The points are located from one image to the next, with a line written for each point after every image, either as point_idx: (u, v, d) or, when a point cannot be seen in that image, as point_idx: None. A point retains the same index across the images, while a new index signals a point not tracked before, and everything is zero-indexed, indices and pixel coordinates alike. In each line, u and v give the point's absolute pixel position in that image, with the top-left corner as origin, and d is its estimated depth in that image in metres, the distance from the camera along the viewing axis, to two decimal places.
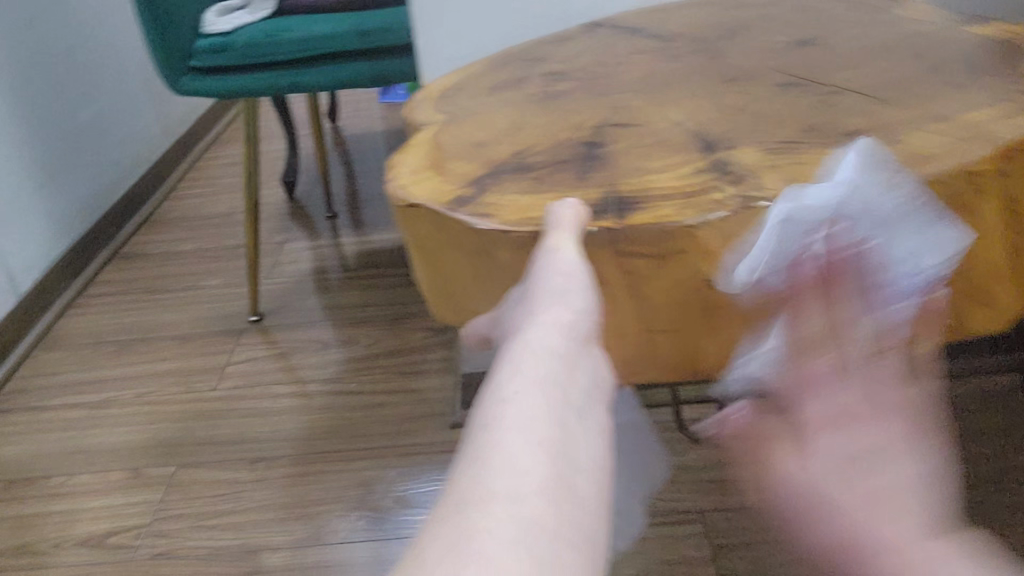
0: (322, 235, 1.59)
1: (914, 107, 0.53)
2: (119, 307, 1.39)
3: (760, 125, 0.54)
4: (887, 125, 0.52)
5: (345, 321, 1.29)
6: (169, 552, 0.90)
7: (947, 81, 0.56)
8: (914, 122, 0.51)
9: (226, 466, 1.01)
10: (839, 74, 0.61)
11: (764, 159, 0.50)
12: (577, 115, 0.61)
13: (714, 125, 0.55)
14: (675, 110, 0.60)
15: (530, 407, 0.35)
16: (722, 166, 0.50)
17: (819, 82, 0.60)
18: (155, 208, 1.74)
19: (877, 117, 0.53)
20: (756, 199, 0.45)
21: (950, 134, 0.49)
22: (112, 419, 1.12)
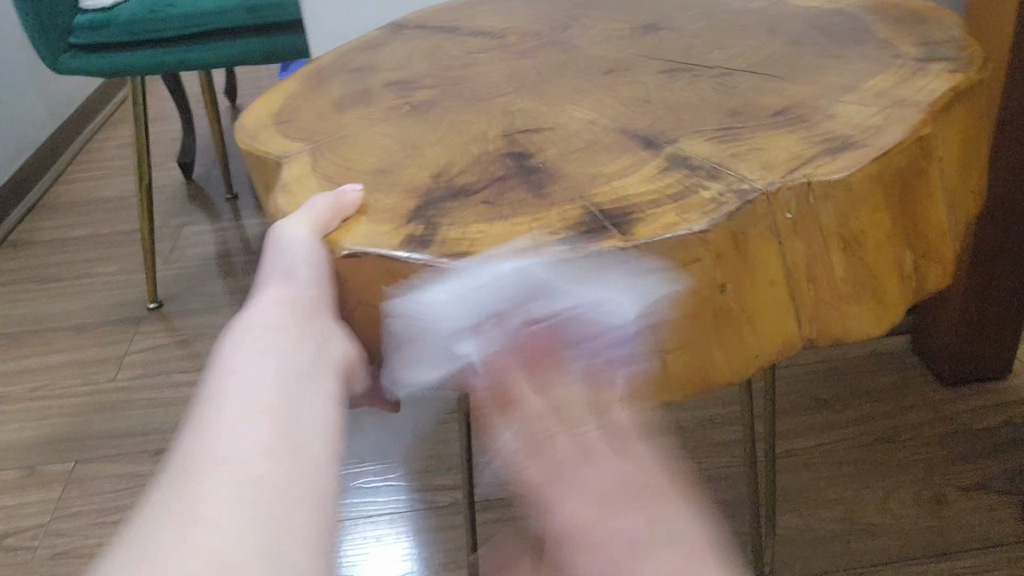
0: (222, 216, 1.55)
1: (791, 67, 0.54)
2: (5, 299, 1.32)
3: (644, 85, 0.54)
4: (763, 81, 0.52)
5: (249, 304, 1.27)
6: (68, 552, 0.87)
7: (822, 43, 0.57)
8: (791, 79, 0.52)
9: (122, 461, 0.98)
10: (720, 36, 0.61)
11: (646, 114, 0.49)
12: (459, 72, 0.60)
13: (597, 85, 0.55)
14: (559, 67, 0.59)
15: (217, 494, 0.33)
16: (604, 121, 0.49)
17: (701, 44, 0.60)
18: (42, 193, 1.66)
19: (755, 76, 0.53)
20: (641, 155, 0.44)
21: (822, 88, 0.50)
22: (0, 418, 1.07)
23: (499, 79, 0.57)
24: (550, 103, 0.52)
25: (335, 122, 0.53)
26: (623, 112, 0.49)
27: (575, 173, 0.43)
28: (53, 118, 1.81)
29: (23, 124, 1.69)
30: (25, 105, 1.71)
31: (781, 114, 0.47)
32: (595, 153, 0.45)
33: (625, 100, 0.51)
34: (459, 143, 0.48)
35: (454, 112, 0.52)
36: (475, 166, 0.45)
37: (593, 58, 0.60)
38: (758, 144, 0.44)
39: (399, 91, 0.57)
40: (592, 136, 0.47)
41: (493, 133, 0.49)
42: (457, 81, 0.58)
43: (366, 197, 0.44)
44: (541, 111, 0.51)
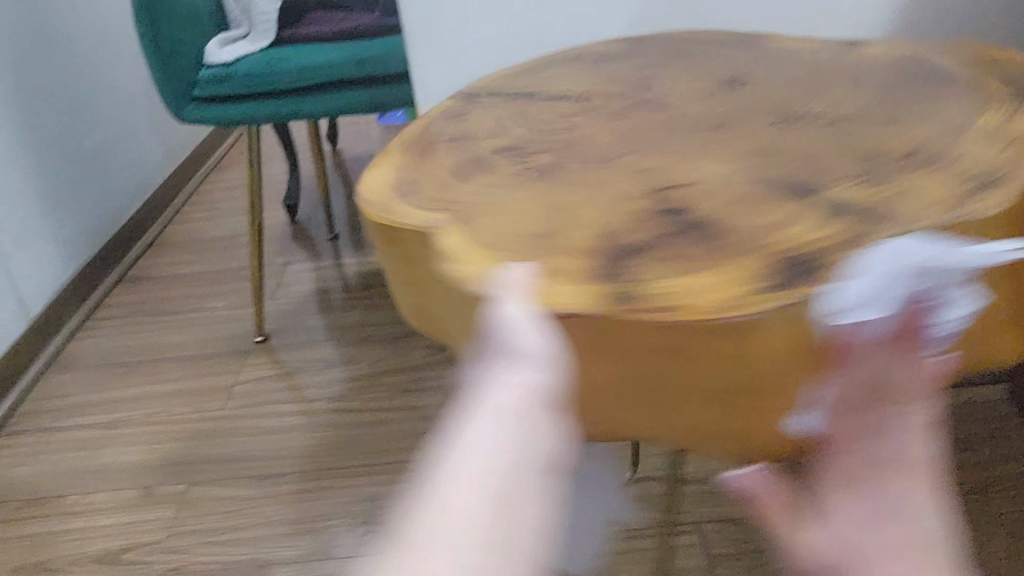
0: (323, 255, 1.63)
1: (873, 120, 0.56)
2: (126, 330, 1.42)
3: (730, 139, 0.57)
4: (846, 136, 0.55)
5: (348, 340, 1.33)
6: (179, 568, 0.93)
7: (908, 96, 0.59)
8: (872, 133, 0.54)
9: (229, 484, 1.04)
10: (804, 89, 0.64)
11: (732, 169, 0.52)
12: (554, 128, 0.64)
13: (685, 139, 0.58)
14: (649, 123, 0.62)
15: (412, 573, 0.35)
16: (692, 177, 0.52)
17: (786, 98, 0.63)
18: (159, 232, 1.78)
19: (838, 130, 0.56)
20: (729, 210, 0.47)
21: (903, 142, 0.52)
22: (120, 440, 1.15)
23: (593, 135, 0.61)
24: (643, 157, 0.56)
25: (443, 175, 0.58)
26: (714, 168, 0.52)
27: (670, 226, 0.46)
28: (171, 162, 1.94)
29: (144, 167, 1.82)
30: (147, 151, 1.84)
31: (867, 170, 0.49)
32: (686, 208, 0.48)
33: (716, 155, 0.54)
34: (556, 195, 0.52)
35: (552, 167, 0.56)
36: (576, 222, 0.49)
37: (682, 112, 0.63)
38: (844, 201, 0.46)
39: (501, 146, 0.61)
40: (681, 191, 0.50)
41: (591, 187, 0.52)
42: (553, 135, 0.62)
43: (473, 246, 0.48)
44: (636, 166, 0.55)
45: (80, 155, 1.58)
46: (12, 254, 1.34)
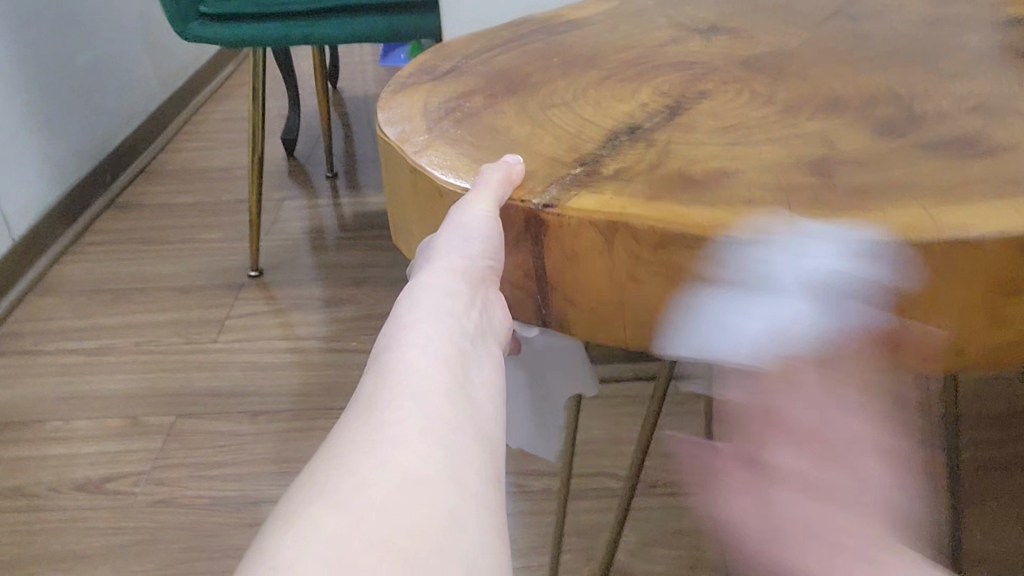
0: (319, 194, 1.58)
1: (945, 53, 0.53)
2: (114, 257, 1.37)
3: (793, 60, 0.53)
4: (920, 64, 0.51)
5: (345, 281, 1.28)
6: (167, 501, 0.89)
7: (988, 40, 0.55)
8: (950, 65, 0.50)
9: (216, 420, 1.00)
10: (865, 22, 0.60)
11: (804, 86, 0.48)
12: (599, 36, 0.60)
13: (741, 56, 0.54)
14: (701, 37, 0.58)
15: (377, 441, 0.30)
16: (762, 85, 0.48)
17: (847, 28, 0.59)
18: (150, 159, 1.72)
19: (912, 60, 0.52)
20: (807, 123, 0.43)
21: (984, 73, 0.48)
22: (108, 367, 1.11)
23: (646, 49, 0.56)
24: (704, 74, 0.51)
25: (479, 72, 0.53)
26: (787, 89, 0.48)
27: (750, 139, 0.41)
28: (165, 88, 1.87)
29: (138, 91, 1.75)
30: (140, 74, 1.77)
31: (961, 103, 0.45)
32: (768, 125, 0.43)
33: (788, 77, 0.50)
34: (607, 97, 0.48)
35: (597, 73, 0.52)
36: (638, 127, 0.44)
37: (735, 31, 0.59)
38: (936, 131, 0.42)
39: (545, 56, 0.56)
40: (748, 102, 0.46)
41: (649, 100, 0.47)
42: (599, 44, 0.58)
43: (524, 141, 0.43)
44: (698, 82, 0.50)
45: (72, 72, 1.52)
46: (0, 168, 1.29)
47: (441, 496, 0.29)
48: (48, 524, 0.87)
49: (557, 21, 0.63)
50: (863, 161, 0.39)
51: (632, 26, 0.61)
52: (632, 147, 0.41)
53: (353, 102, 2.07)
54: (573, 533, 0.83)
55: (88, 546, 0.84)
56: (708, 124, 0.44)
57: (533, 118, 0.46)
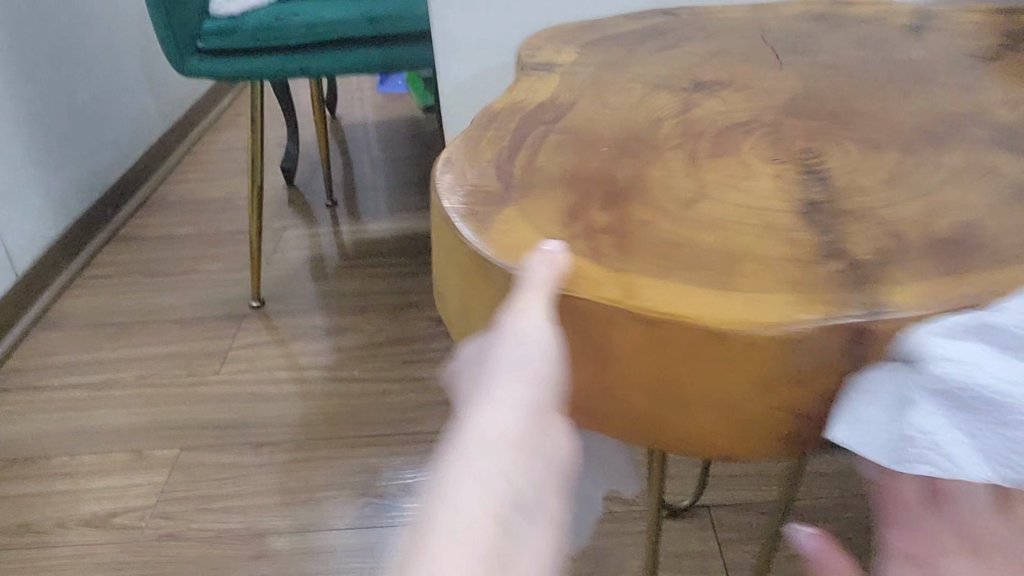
0: (320, 223, 1.59)
1: (916, 98, 0.55)
2: (117, 290, 1.38)
3: (771, 105, 0.55)
4: (891, 112, 0.53)
5: (348, 309, 1.29)
6: (173, 534, 0.90)
7: (969, 84, 0.56)
8: (920, 112, 0.53)
9: (220, 451, 1.01)
10: (841, 65, 0.62)
11: (782, 135, 0.50)
12: (587, 84, 0.62)
13: (722, 103, 0.56)
14: (685, 86, 0.60)
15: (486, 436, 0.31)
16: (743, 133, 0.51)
17: (825, 72, 0.61)
18: (150, 191, 1.73)
19: (886, 105, 0.54)
20: (782, 176, 0.46)
21: (950, 122, 0.51)
22: (112, 400, 1.11)
23: (634, 97, 0.58)
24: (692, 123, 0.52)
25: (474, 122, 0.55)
26: (774, 147, 0.49)
27: (727, 202, 0.44)
28: (165, 121, 1.89)
29: (139, 124, 1.77)
30: (141, 108, 1.79)
31: (942, 162, 0.46)
32: (744, 183, 0.45)
33: (767, 128, 0.52)
34: (592, 155, 0.50)
35: (583, 129, 0.54)
36: (633, 199, 0.45)
37: (716, 77, 0.61)
38: (903, 187, 0.44)
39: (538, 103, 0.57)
40: (727, 156, 0.49)
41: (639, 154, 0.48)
42: (586, 94, 0.60)
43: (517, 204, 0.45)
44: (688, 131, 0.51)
45: (74, 108, 1.54)
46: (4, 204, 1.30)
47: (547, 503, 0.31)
48: (54, 561, 0.88)
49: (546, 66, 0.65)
50: (834, 219, 0.41)
51: (618, 73, 0.64)
52: (617, 220, 0.43)
53: (352, 130, 2.09)
54: (578, 560, 0.83)
55: None
56: (686, 180, 0.46)
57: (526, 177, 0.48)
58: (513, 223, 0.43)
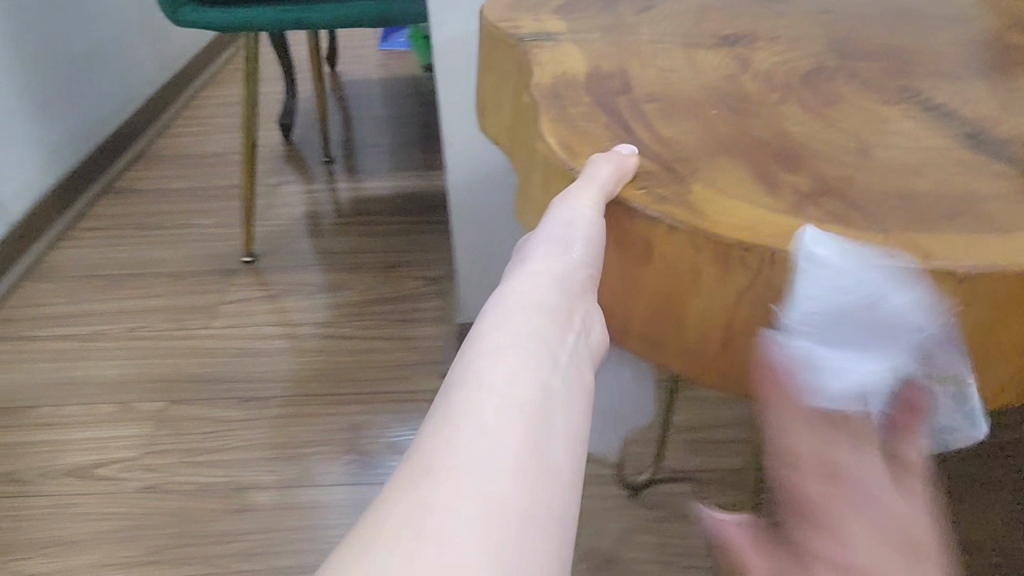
0: (316, 180, 1.57)
1: (925, 41, 0.52)
2: (109, 243, 1.37)
3: (773, 40, 0.52)
4: (900, 51, 0.50)
5: (340, 267, 1.28)
6: (156, 486, 0.90)
7: (980, 34, 0.53)
8: (930, 53, 0.50)
9: (206, 405, 1.01)
10: (849, 8, 0.59)
11: (783, 64, 0.47)
12: (583, 15, 0.59)
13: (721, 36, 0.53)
14: (684, 22, 0.57)
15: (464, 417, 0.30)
16: (741, 63, 0.48)
17: (831, 15, 0.58)
18: (146, 144, 1.71)
19: (894, 46, 0.51)
20: (780, 101, 0.43)
21: (960, 64, 0.48)
22: (101, 353, 1.11)
23: (630, 33, 0.56)
24: (684, 57, 0.49)
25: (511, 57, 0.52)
26: (779, 75, 0.46)
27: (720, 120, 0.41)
28: (163, 73, 1.86)
29: (136, 75, 1.75)
30: (138, 59, 1.76)
31: (955, 96, 0.43)
32: (741, 106, 0.42)
33: (768, 59, 0.49)
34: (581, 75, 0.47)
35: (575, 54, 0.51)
36: (620, 109, 0.42)
37: (717, 15, 0.58)
38: (910, 118, 0.41)
39: (528, 37, 0.54)
40: (724, 79, 0.46)
41: (629, 81, 0.46)
42: (580, 25, 0.57)
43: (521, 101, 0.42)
44: (689, 62, 0.48)
45: (68, 55, 1.51)
46: None
47: (550, 481, 0.29)
48: (35, 511, 0.87)
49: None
50: (832, 142, 0.39)
51: (615, 7, 0.61)
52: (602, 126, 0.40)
53: (352, 87, 2.06)
54: None
55: (76, 532, 0.85)
56: (678, 97, 0.43)
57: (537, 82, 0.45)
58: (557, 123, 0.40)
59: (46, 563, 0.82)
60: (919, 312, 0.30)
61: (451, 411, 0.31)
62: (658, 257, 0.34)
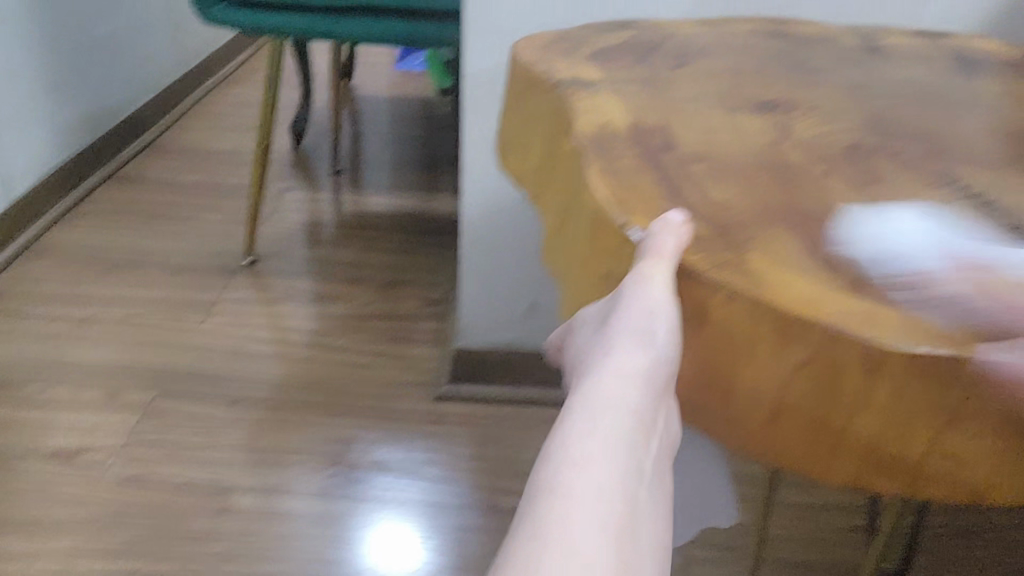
0: (323, 189, 1.58)
1: (958, 122, 0.54)
2: (109, 228, 1.37)
3: (811, 108, 0.53)
4: (935, 131, 0.52)
5: (340, 278, 1.28)
6: (137, 478, 0.89)
7: (1009, 117, 0.55)
8: (964, 135, 0.51)
9: (193, 402, 1.00)
10: (883, 80, 0.61)
11: (823, 136, 0.49)
12: (627, 63, 0.60)
13: (761, 97, 0.55)
14: (728, 77, 0.58)
15: (560, 535, 0.29)
16: (783, 131, 0.49)
17: (868, 84, 0.60)
18: (156, 135, 1.71)
19: (928, 124, 0.53)
20: (821, 175, 0.44)
21: (994, 148, 0.49)
22: (92, 338, 1.10)
23: (674, 82, 0.57)
24: (729, 118, 0.51)
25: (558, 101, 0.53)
26: (820, 147, 0.47)
27: (764, 191, 0.42)
28: (180, 66, 1.87)
29: (154, 66, 1.75)
30: (158, 50, 1.77)
31: (991, 182, 0.45)
32: (782, 176, 0.44)
33: (807, 129, 0.50)
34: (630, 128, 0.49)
35: (623, 103, 0.52)
36: (667, 171, 0.43)
37: (758, 74, 0.60)
38: (949, 202, 0.42)
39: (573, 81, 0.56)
40: (767, 148, 0.47)
41: (677, 139, 0.47)
42: (625, 71, 0.58)
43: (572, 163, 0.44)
44: (738, 127, 0.49)
45: (90, 39, 1.52)
46: (7, 127, 1.28)
47: None
48: (11, 491, 0.86)
49: (586, 44, 0.64)
50: (873, 221, 0.40)
51: (659, 57, 0.62)
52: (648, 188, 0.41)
53: (365, 102, 2.07)
54: None
55: (52, 516, 0.84)
56: (721, 163, 0.45)
57: (585, 131, 0.47)
58: (602, 170, 0.43)
59: (17, 544, 0.81)
60: (967, 406, 0.31)
61: (543, 524, 0.30)
62: (716, 322, 0.36)
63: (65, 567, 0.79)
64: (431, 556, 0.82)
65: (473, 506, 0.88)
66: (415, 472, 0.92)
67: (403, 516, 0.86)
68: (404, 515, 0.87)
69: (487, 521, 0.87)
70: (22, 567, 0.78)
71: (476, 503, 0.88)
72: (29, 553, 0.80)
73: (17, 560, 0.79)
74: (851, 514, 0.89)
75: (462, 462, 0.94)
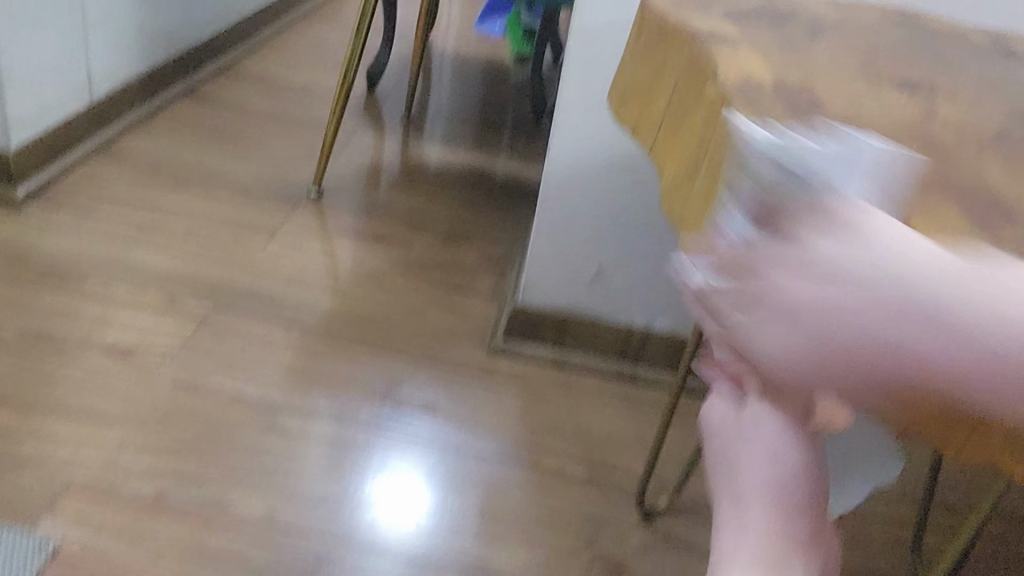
0: (393, 136, 1.57)
1: None
2: (181, 143, 1.37)
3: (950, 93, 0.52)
4: None
5: (402, 222, 1.28)
6: (189, 383, 0.89)
7: None
8: None
9: (248, 320, 1.00)
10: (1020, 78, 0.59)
11: (964, 120, 0.47)
12: (760, 24, 0.59)
13: (898, 75, 0.53)
14: (863, 53, 0.57)
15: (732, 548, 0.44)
16: (923, 108, 0.48)
17: (1005, 80, 0.58)
18: (232, 59, 1.71)
19: None
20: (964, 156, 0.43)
21: None
22: (155, 244, 1.11)
23: (808, 48, 0.55)
24: (873, 89, 0.49)
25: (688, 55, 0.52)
26: (961, 131, 0.46)
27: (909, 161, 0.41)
28: None
29: None
30: None
31: None
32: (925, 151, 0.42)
33: (949, 111, 0.48)
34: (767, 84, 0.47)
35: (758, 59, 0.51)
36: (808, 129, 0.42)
37: (893, 54, 0.58)
38: None
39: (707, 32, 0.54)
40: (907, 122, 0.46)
41: (816, 101, 0.46)
42: (759, 31, 0.57)
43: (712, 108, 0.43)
44: (877, 99, 0.48)
45: None
46: (96, 27, 1.29)
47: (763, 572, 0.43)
48: (65, 378, 0.87)
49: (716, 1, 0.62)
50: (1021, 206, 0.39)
51: (791, 24, 0.60)
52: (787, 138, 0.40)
53: (439, 57, 2.06)
54: (576, 519, 0.82)
55: (103, 408, 0.84)
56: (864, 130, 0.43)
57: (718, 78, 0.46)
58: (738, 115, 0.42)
59: (67, 429, 0.81)
60: None
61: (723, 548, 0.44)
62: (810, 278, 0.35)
63: (111, 458, 0.80)
64: (463, 504, 0.82)
65: (515, 460, 0.87)
66: (429, 411, 0.92)
67: (402, 457, 0.86)
68: (410, 457, 0.86)
69: (529, 476, 0.86)
70: (71, 452, 0.79)
71: (519, 457, 0.88)
72: (78, 440, 0.81)
73: (66, 445, 0.80)
74: (893, 528, 0.87)
75: (508, 415, 0.93)
